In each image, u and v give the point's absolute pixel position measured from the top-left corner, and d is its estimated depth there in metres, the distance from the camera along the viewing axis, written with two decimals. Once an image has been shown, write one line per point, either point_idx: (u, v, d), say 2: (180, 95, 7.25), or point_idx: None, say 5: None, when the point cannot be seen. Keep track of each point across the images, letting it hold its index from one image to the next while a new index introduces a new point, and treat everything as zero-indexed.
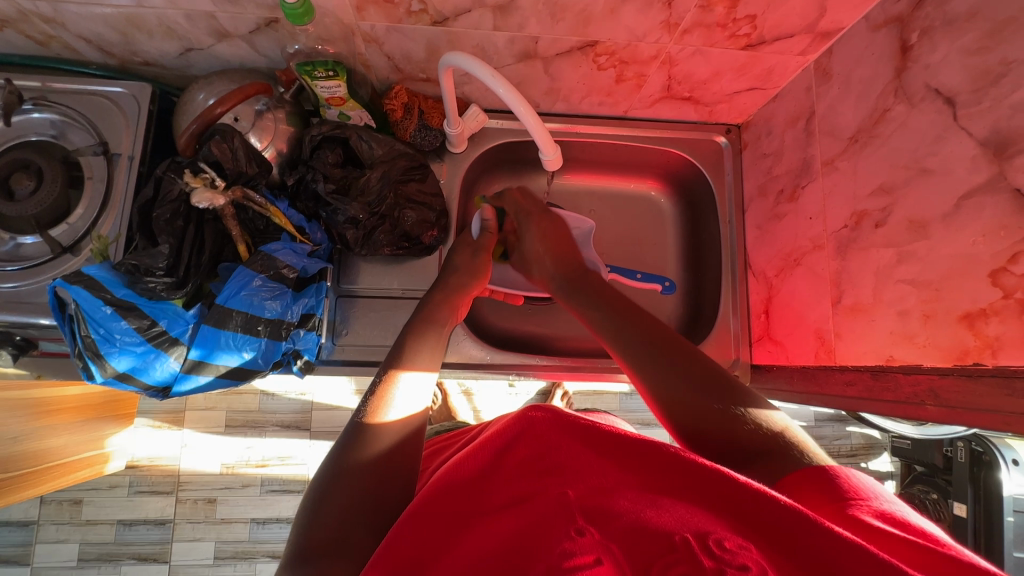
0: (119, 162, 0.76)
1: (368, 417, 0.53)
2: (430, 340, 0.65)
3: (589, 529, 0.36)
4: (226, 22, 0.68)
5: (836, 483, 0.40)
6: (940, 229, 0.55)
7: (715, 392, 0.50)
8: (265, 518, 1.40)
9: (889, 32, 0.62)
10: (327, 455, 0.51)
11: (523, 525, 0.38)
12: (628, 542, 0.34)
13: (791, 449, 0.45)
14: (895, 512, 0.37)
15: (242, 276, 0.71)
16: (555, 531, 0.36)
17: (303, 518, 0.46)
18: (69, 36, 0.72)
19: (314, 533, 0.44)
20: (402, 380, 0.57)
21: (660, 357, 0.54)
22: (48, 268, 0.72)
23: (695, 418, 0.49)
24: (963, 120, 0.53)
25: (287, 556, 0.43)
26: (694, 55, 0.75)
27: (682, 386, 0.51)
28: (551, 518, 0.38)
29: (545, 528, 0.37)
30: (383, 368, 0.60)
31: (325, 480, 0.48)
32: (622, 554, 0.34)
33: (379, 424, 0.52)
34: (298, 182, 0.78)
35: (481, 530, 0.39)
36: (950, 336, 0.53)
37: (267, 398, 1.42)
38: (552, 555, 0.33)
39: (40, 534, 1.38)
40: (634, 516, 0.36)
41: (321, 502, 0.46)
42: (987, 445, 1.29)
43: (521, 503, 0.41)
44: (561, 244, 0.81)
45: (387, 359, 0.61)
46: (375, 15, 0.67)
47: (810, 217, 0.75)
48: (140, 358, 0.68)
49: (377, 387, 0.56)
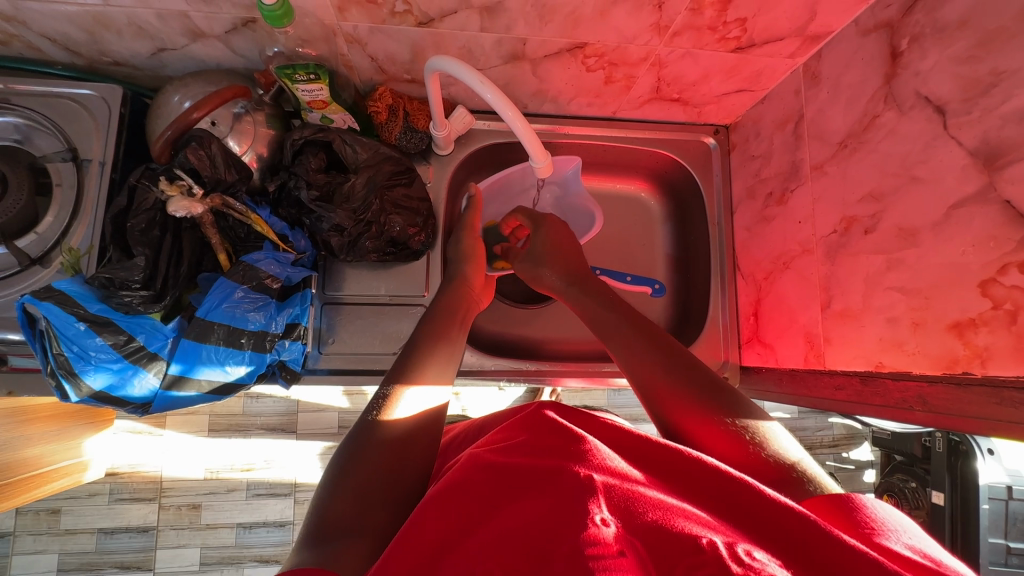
0: (89, 168, 0.73)
1: (379, 415, 0.53)
2: (443, 347, 0.64)
3: (615, 519, 0.36)
4: (201, 21, 0.65)
5: (853, 511, 0.40)
6: (929, 238, 0.55)
7: (712, 398, 0.53)
8: (251, 522, 1.38)
9: (879, 38, 0.62)
10: (350, 431, 0.52)
11: (547, 505, 0.38)
12: (652, 540, 0.34)
13: (803, 481, 0.45)
14: (923, 546, 0.36)
15: (223, 287, 0.69)
16: (580, 515, 0.36)
17: (324, 489, 0.47)
18: (32, 35, 0.68)
19: (333, 505, 0.45)
20: (411, 394, 0.56)
21: (660, 360, 0.57)
22: (16, 282, 0.69)
23: (687, 416, 0.52)
24: (953, 129, 0.53)
25: (303, 534, 0.43)
26: (683, 57, 0.74)
27: (681, 389, 0.54)
28: (575, 500, 0.37)
29: (569, 509, 0.37)
30: (386, 382, 0.57)
31: (342, 461, 0.49)
32: (645, 551, 0.34)
33: (389, 421, 0.52)
34: (280, 188, 0.75)
35: (506, 511, 0.39)
36: (939, 344, 0.54)
37: (252, 400, 1.39)
38: (577, 539, 0.34)
39: (17, 545, 1.34)
40: (660, 514, 0.36)
41: (339, 478, 0.47)
42: (964, 435, 1.31)
43: (547, 479, 0.40)
44: (571, 251, 0.81)
45: (392, 372, 0.59)
46: (358, 16, 0.65)
47: (799, 221, 0.75)
48: (117, 374, 0.65)
49: (382, 395, 0.55)
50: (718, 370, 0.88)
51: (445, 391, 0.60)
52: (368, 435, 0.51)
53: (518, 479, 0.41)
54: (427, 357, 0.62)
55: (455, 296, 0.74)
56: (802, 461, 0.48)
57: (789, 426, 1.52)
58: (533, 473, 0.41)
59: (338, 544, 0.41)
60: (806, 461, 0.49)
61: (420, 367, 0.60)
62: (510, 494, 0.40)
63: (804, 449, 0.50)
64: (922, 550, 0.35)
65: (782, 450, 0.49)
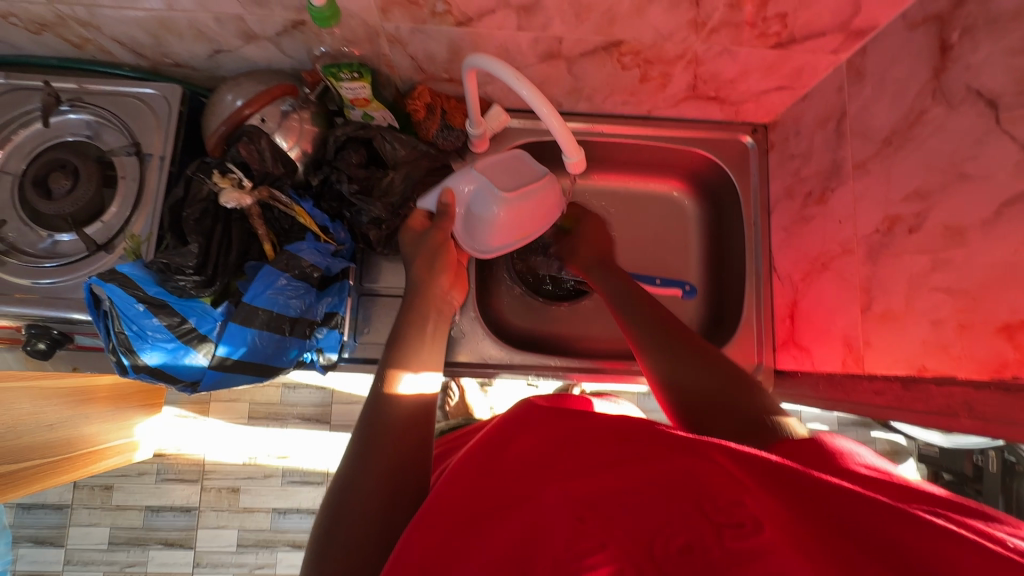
0: (150, 162, 0.78)
1: (381, 399, 0.55)
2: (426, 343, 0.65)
3: (591, 514, 0.38)
4: (255, 24, 0.69)
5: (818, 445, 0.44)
6: (978, 236, 0.53)
7: (737, 399, 0.54)
8: (286, 508, 1.43)
9: (927, 31, 0.60)
10: (337, 470, 0.50)
11: (530, 523, 0.39)
12: (631, 522, 0.37)
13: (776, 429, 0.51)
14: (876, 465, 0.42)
15: (268, 275, 0.72)
16: (561, 525, 0.38)
17: (313, 548, 0.45)
18: (105, 39, 0.74)
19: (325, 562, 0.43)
20: (406, 377, 0.58)
21: (666, 347, 0.62)
22: (84, 265, 0.75)
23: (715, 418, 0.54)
24: (1006, 123, 0.51)
25: None
26: (721, 54, 0.74)
27: (706, 390, 0.56)
28: (554, 513, 0.39)
29: (551, 523, 0.38)
30: (382, 367, 0.60)
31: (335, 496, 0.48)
32: (624, 533, 0.36)
33: (390, 404, 0.54)
34: (323, 182, 0.79)
35: (487, 526, 0.40)
36: (987, 347, 0.52)
37: (289, 390, 1.45)
38: (562, 545, 0.36)
39: (73, 517, 1.43)
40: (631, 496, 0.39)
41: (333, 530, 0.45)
42: (1019, 454, 1.22)
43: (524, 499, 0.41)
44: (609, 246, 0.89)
45: (385, 358, 0.61)
46: (400, 16, 0.68)
47: (840, 220, 0.73)
48: (170, 353, 0.71)
49: (383, 386, 0.57)
50: (751, 374, 0.86)
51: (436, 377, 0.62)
52: (352, 470, 0.49)
53: (491, 490, 0.43)
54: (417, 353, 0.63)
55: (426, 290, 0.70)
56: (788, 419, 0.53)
57: None
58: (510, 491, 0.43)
59: None
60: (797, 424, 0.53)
61: (414, 354, 0.62)
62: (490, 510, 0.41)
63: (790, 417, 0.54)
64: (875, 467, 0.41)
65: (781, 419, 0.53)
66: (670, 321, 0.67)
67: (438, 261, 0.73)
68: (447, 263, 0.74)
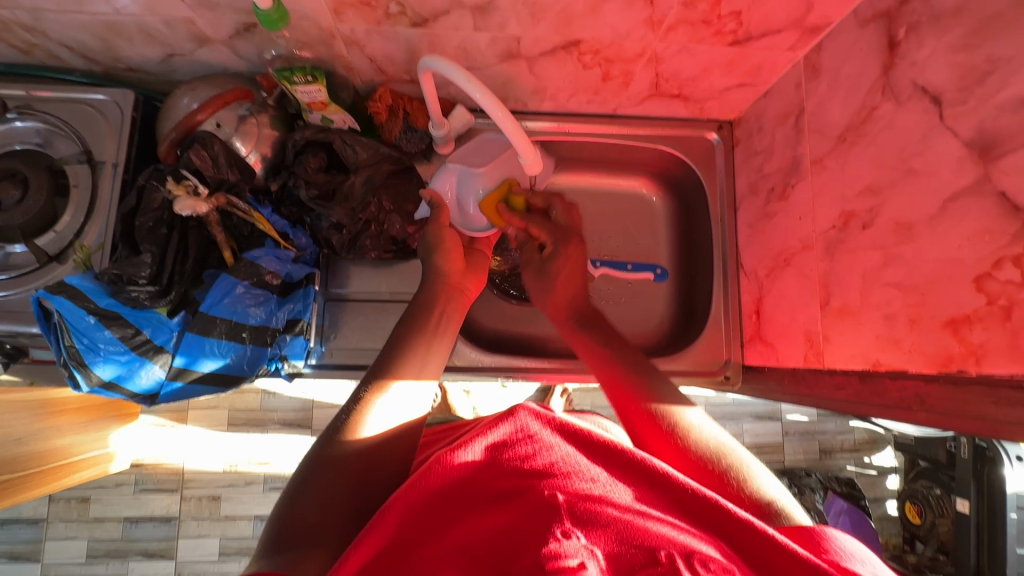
0: (103, 170, 0.76)
1: (347, 428, 0.50)
2: (433, 338, 0.62)
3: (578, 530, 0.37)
4: (205, 27, 0.68)
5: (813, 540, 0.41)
6: (925, 232, 0.53)
7: (650, 388, 0.58)
8: (268, 515, 1.42)
9: (877, 27, 0.60)
10: (313, 446, 0.50)
11: (513, 521, 0.38)
12: (614, 550, 0.36)
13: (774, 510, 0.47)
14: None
15: (226, 283, 0.71)
16: (545, 523, 0.37)
17: (285, 500, 0.46)
18: (52, 44, 0.72)
19: (297, 515, 0.44)
20: (395, 389, 0.54)
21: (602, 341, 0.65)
22: (36, 277, 0.73)
23: (630, 414, 0.57)
24: (949, 119, 0.51)
25: (262, 543, 0.43)
26: (680, 52, 0.74)
27: (619, 373, 0.60)
28: (540, 511, 0.38)
29: (533, 520, 0.38)
30: (370, 376, 0.56)
31: (310, 466, 0.48)
32: (608, 560, 0.35)
33: (357, 435, 0.50)
34: (282, 187, 0.77)
35: (467, 524, 0.40)
36: (935, 342, 0.52)
37: (269, 397, 1.43)
38: (539, 550, 0.35)
39: (49, 531, 1.40)
40: (623, 523, 0.37)
41: (306, 488, 0.46)
42: (991, 440, 1.25)
43: (508, 498, 0.41)
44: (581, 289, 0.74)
45: (374, 366, 0.57)
46: (354, 18, 0.67)
47: (800, 216, 0.73)
48: (125, 366, 0.69)
49: (362, 402, 0.53)
50: (721, 369, 0.87)
51: (433, 387, 0.58)
52: (331, 450, 0.49)
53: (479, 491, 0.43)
54: (419, 346, 0.60)
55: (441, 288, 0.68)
56: (780, 500, 0.48)
57: (808, 429, 1.47)
58: (499, 490, 0.42)
59: (300, 552, 0.42)
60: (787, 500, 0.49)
61: (412, 348, 0.59)
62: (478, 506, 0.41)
63: (787, 490, 0.50)
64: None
65: (760, 487, 0.49)
66: (615, 339, 0.65)
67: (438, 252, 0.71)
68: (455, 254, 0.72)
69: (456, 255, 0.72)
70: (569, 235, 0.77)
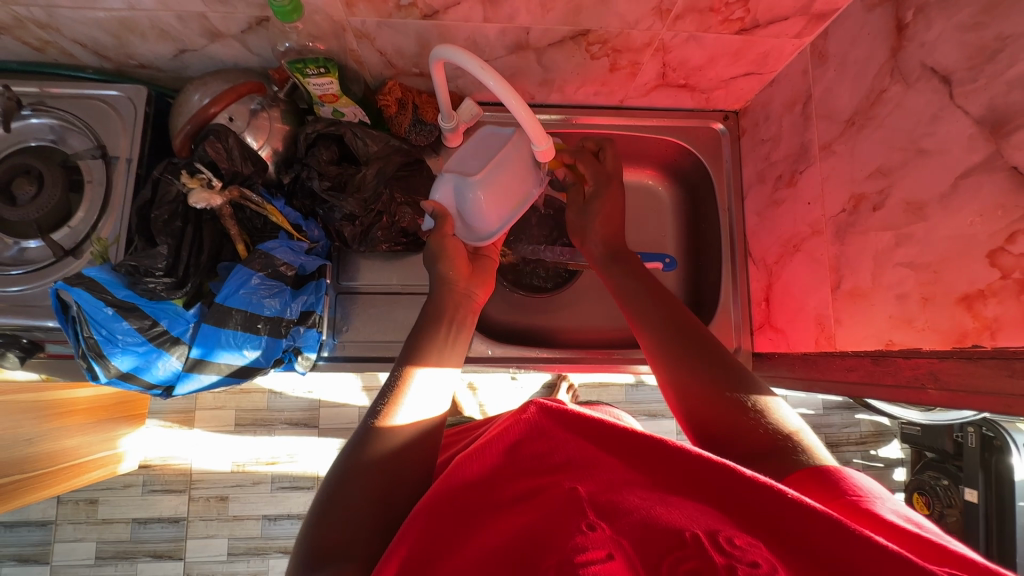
0: (117, 165, 0.77)
1: (379, 422, 0.51)
2: (446, 325, 0.63)
3: (601, 524, 0.37)
4: (218, 21, 0.69)
5: (830, 478, 0.42)
6: (937, 211, 0.54)
7: (724, 377, 0.54)
8: (277, 514, 1.42)
9: (884, 11, 0.61)
10: (338, 455, 0.50)
11: (535, 521, 0.38)
12: (638, 538, 0.35)
13: (794, 451, 0.46)
14: (907, 515, 0.38)
15: (241, 274, 0.71)
16: (567, 524, 0.37)
17: (312, 517, 0.46)
18: (65, 41, 0.73)
19: (325, 531, 0.44)
20: (422, 375, 0.56)
21: (668, 323, 0.61)
22: (52, 271, 0.74)
23: (710, 412, 0.52)
24: (959, 98, 0.52)
25: (299, 559, 0.44)
26: (687, 41, 0.74)
27: (693, 368, 0.55)
28: (562, 511, 0.38)
29: (555, 521, 0.37)
30: (398, 364, 0.58)
31: (336, 477, 0.48)
32: (633, 549, 0.34)
33: (392, 427, 0.51)
34: (295, 179, 0.79)
35: (490, 525, 0.40)
36: (948, 318, 0.53)
37: (276, 396, 1.43)
38: (563, 549, 0.34)
39: (58, 533, 1.40)
40: (645, 512, 0.37)
41: (329, 503, 0.46)
42: (998, 430, 1.25)
43: (529, 499, 0.41)
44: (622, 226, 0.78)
45: (401, 354, 0.59)
46: (366, 10, 0.67)
47: (809, 202, 0.74)
48: (142, 357, 0.69)
49: (394, 386, 0.55)
50: (730, 357, 0.87)
51: (456, 374, 0.60)
52: (351, 457, 0.49)
53: (499, 492, 0.43)
54: (438, 343, 0.61)
55: (445, 290, 0.67)
56: (799, 432, 0.49)
57: (815, 423, 1.46)
58: (520, 490, 0.42)
59: (335, 565, 0.42)
60: (806, 431, 0.50)
61: (430, 342, 0.60)
62: (500, 508, 0.41)
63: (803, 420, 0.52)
64: (906, 516, 0.38)
65: (781, 419, 0.50)
66: (645, 276, 0.68)
67: (443, 260, 0.69)
68: (458, 259, 0.70)
69: (458, 261, 0.70)
70: (611, 177, 0.80)
